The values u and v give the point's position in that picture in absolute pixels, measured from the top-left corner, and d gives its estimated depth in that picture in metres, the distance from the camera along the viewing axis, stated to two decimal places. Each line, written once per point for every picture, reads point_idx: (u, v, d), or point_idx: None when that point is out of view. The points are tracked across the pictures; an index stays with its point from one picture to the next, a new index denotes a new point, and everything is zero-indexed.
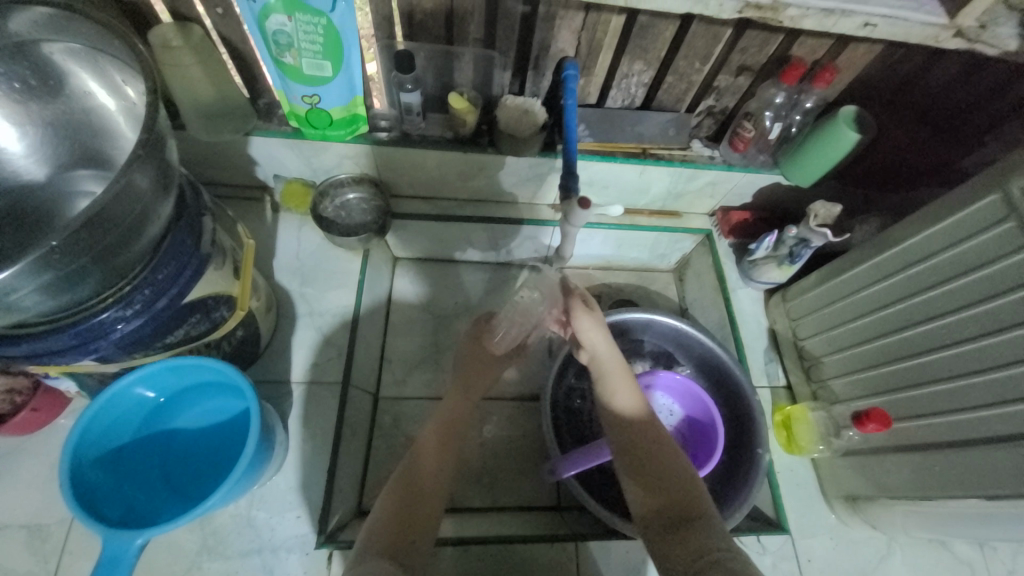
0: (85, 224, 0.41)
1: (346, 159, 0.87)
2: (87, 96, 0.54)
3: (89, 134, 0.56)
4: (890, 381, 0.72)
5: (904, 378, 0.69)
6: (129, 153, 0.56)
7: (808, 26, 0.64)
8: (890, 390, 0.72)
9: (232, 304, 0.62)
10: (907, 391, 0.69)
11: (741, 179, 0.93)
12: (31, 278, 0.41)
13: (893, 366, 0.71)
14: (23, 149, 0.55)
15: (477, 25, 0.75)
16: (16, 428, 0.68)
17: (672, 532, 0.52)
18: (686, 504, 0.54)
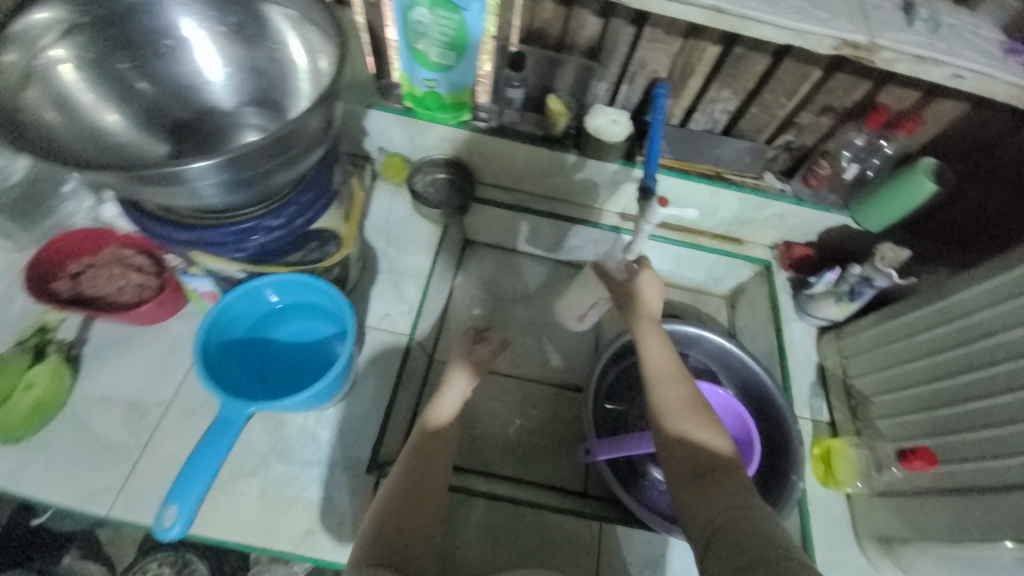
0: (275, 146, 0.52)
1: (443, 142, 0.98)
2: (289, 55, 0.62)
3: (276, 84, 0.63)
4: (940, 425, 0.72)
5: (955, 422, 0.69)
6: (299, 113, 0.63)
7: (900, 71, 0.64)
8: (938, 433, 0.71)
9: (339, 242, 0.71)
10: (956, 435, 0.69)
11: (810, 215, 0.96)
12: (217, 175, 0.50)
13: (947, 411, 0.71)
14: (224, 80, 0.63)
15: (588, 37, 0.85)
16: (139, 317, 0.78)
17: (697, 486, 0.55)
18: (717, 463, 0.57)
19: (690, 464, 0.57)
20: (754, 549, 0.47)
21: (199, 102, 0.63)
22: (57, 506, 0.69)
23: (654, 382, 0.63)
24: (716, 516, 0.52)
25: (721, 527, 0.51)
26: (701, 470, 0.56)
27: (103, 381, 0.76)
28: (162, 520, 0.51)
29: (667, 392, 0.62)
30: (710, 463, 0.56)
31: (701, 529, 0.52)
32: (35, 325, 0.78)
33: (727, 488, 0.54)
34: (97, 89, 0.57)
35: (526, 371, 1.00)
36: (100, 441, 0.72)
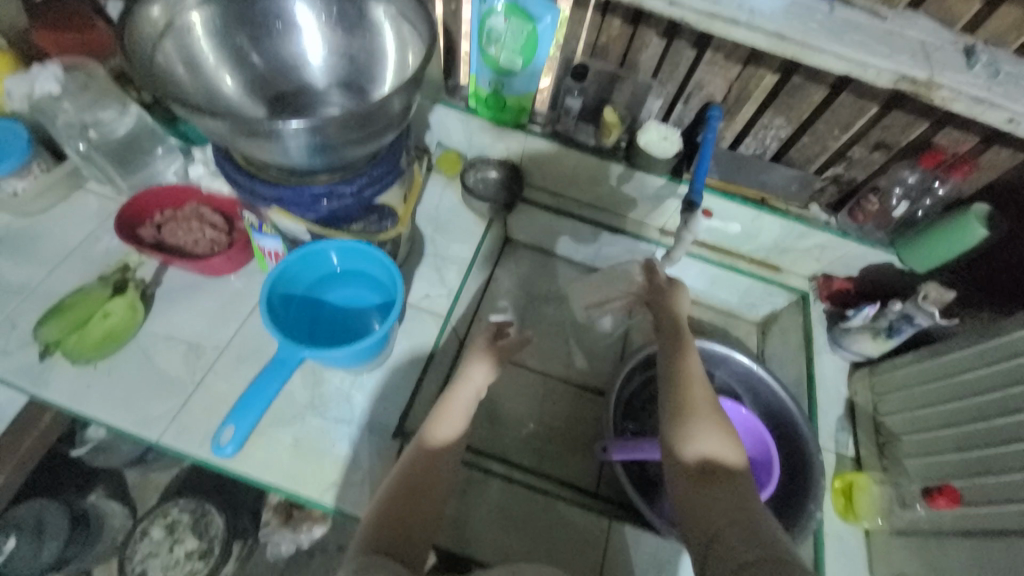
0: (368, 122, 0.58)
1: (498, 142, 1.03)
2: (382, 45, 0.68)
3: (366, 68, 0.70)
4: (973, 467, 0.71)
5: (988, 464, 0.69)
6: (382, 95, 0.69)
7: (955, 110, 0.65)
8: (969, 475, 0.71)
9: (395, 220, 0.77)
10: (988, 477, 0.68)
11: (853, 250, 0.96)
12: (306, 138, 0.56)
13: (981, 453, 0.70)
14: (321, 60, 0.70)
15: (650, 55, 0.89)
16: (208, 268, 0.85)
17: (701, 487, 0.54)
18: (720, 467, 0.56)
19: (694, 466, 0.56)
20: (745, 553, 0.46)
21: (299, 74, 0.70)
22: (113, 428, 0.75)
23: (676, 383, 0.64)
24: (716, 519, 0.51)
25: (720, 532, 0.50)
26: (704, 471, 0.56)
27: (169, 321, 0.84)
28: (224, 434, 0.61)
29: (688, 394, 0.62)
30: (717, 468, 0.56)
31: (699, 530, 0.51)
32: (118, 264, 0.86)
33: (727, 492, 0.53)
34: (218, 53, 0.65)
35: (551, 369, 1.03)
36: (159, 374, 0.79)
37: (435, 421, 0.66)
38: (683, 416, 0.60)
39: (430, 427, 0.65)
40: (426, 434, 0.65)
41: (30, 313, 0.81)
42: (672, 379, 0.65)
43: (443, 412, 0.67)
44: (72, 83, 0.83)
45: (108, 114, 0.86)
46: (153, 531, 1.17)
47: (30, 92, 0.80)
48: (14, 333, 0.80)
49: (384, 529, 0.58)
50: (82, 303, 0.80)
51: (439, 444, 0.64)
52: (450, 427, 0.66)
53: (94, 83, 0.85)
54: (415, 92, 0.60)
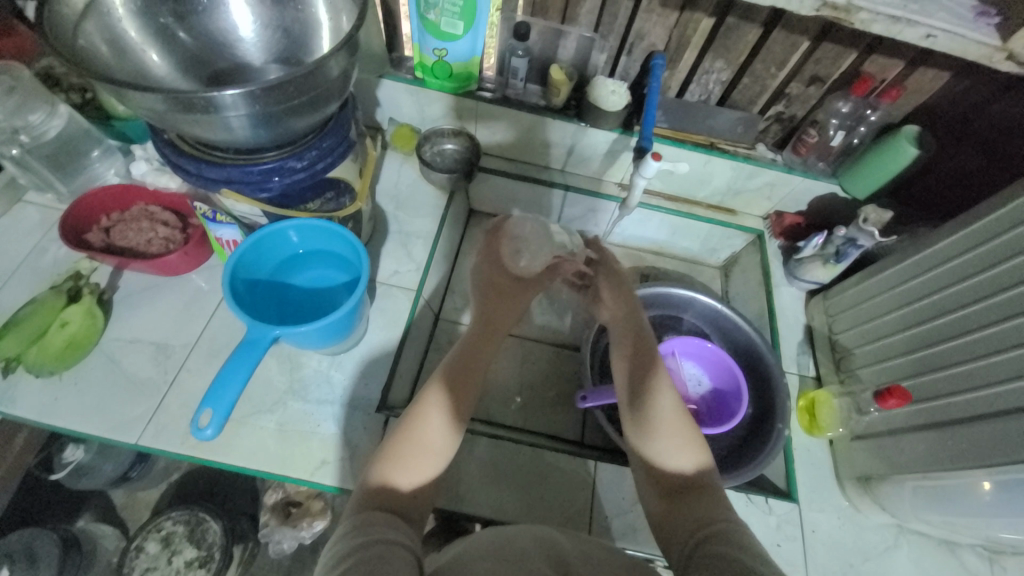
0: (307, 87, 0.57)
1: (450, 112, 1.03)
2: (314, 14, 0.67)
3: (299, 36, 0.68)
4: (917, 366, 0.78)
5: (932, 361, 0.75)
6: (320, 54, 0.67)
7: (876, 31, 0.69)
8: (913, 374, 0.78)
9: (353, 195, 0.77)
10: (931, 374, 0.75)
11: (800, 183, 1.00)
12: (246, 108, 0.55)
13: (925, 353, 0.77)
14: (253, 31, 0.67)
15: (589, 8, 0.90)
16: (163, 267, 0.83)
17: (676, 502, 0.57)
18: (692, 478, 0.59)
19: (667, 481, 0.60)
20: (725, 559, 0.47)
21: (232, 50, 0.67)
22: (88, 436, 0.73)
23: (636, 395, 0.67)
24: (691, 531, 0.53)
25: (698, 543, 0.51)
26: (677, 484, 0.59)
27: (133, 324, 0.82)
28: (199, 419, 0.59)
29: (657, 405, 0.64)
30: (686, 482, 0.59)
31: (676, 545, 0.53)
32: (70, 271, 0.83)
33: (698, 498, 0.56)
34: (145, 32, 0.63)
35: (528, 332, 1.05)
36: (131, 377, 0.77)
37: (392, 464, 0.58)
38: (653, 432, 0.62)
39: (390, 464, 0.58)
40: (387, 474, 0.57)
41: None
42: (639, 392, 0.66)
43: (395, 456, 0.58)
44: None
45: (37, 116, 0.81)
46: (148, 545, 1.15)
47: None
48: None
49: (380, 488, 0.56)
50: (36, 313, 0.78)
51: (400, 482, 0.57)
52: (418, 468, 0.59)
53: (20, 85, 0.79)
54: (350, 55, 0.60)
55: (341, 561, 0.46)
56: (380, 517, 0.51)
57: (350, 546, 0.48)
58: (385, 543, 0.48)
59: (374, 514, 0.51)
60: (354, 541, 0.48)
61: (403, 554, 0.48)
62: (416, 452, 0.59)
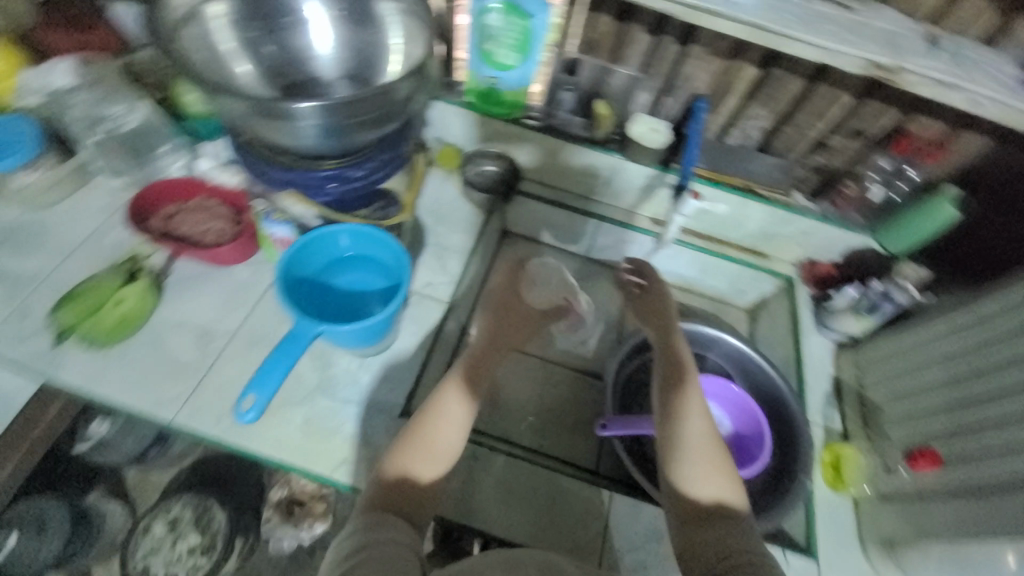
0: (376, 102, 0.61)
1: (495, 136, 1.06)
2: (388, 46, 0.73)
3: (370, 62, 0.73)
4: (949, 428, 0.79)
5: (964, 425, 0.77)
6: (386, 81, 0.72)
7: (921, 94, 0.71)
8: (945, 436, 0.79)
9: (400, 207, 0.82)
10: (963, 437, 0.76)
11: (835, 234, 1.00)
12: (317, 118, 0.59)
13: (959, 415, 0.78)
14: (329, 54, 0.73)
15: (639, 51, 0.95)
16: (215, 257, 0.88)
17: (702, 527, 0.56)
18: (721, 504, 0.58)
19: (695, 504, 0.59)
20: None
21: (308, 65, 0.73)
22: (127, 410, 0.77)
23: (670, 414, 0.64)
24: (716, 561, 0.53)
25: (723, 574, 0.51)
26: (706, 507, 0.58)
27: (179, 309, 0.86)
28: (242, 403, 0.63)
29: (691, 428, 0.62)
30: (714, 508, 0.58)
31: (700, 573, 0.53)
32: (129, 254, 0.89)
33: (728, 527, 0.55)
34: (237, 44, 0.69)
35: (550, 355, 1.06)
36: (171, 357, 0.81)
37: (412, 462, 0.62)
38: (683, 454, 0.61)
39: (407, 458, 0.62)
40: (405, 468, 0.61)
41: (39, 299, 0.84)
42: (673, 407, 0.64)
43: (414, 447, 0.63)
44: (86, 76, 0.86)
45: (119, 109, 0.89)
46: (155, 527, 1.16)
47: (45, 84, 0.86)
48: (26, 321, 0.82)
49: (392, 483, 0.60)
50: (94, 290, 0.83)
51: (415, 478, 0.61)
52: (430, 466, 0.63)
53: (107, 78, 0.90)
54: (419, 80, 0.65)
55: (349, 558, 0.50)
56: (383, 518, 0.54)
57: (356, 545, 0.51)
58: (386, 544, 0.51)
59: (382, 516, 0.54)
60: (361, 540, 0.51)
61: (405, 554, 0.51)
62: (423, 453, 0.63)
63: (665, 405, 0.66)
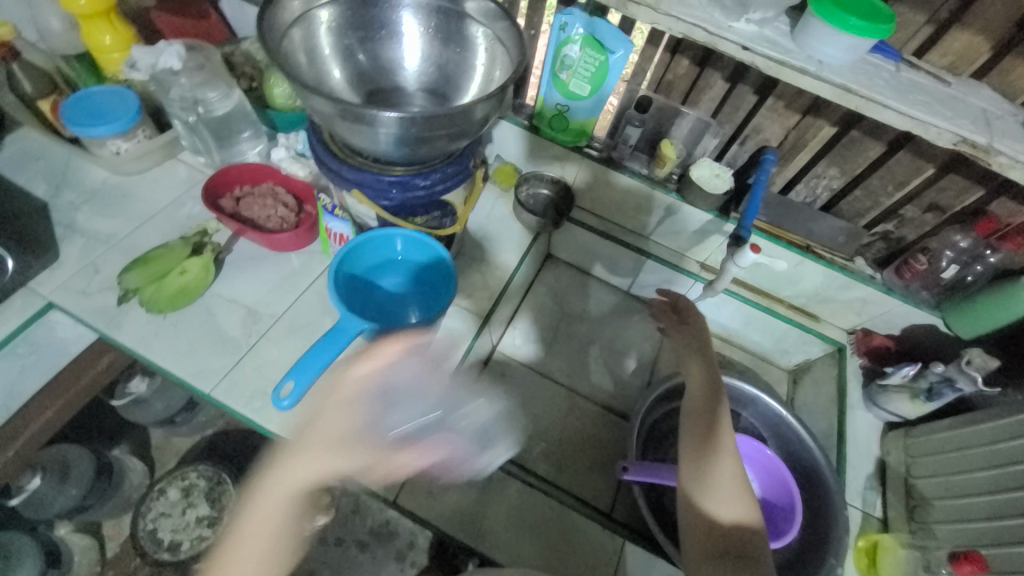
0: (454, 119, 0.63)
1: (556, 161, 1.07)
2: (471, 67, 0.75)
3: (452, 80, 0.76)
4: (998, 535, 0.75)
5: (1013, 534, 0.73)
6: (463, 102, 0.75)
7: (1014, 178, 0.67)
8: (993, 542, 0.76)
9: (455, 219, 0.83)
10: (1012, 547, 0.73)
11: (897, 307, 0.96)
12: (397, 128, 0.62)
13: (1007, 522, 0.75)
14: (415, 67, 0.76)
15: (713, 96, 0.94)
16: (274, 242, 0.92)
17: (721, 559, 0.58)
18: (742, 540, 0.60)
19: (716, 536, 0.61)
20: None
21: (394, 75, 0.77)
22: (171, 375, 0.80)
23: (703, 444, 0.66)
24: None
25: None
26: (729, 540, 0.60)
27: (233, 286, 0.90)
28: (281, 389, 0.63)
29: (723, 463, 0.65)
30: (735, 542, 0.60)
31: None
32: (197, 228, 0.94)
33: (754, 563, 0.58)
34: (330, 50, 0.73)
35: (578, 386, 1.05)
36: (219, 331, 0.85)
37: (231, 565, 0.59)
38: (711, 484, 0.63)
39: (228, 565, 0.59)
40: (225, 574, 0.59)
41: (111, 259, 0.90)
42: (707, 440, 0.66)
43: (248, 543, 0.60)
44: (190, 61, 0.91)
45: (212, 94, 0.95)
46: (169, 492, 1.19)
47: (154, 63, 0.87)
48: (96, 278, 0.88)
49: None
50: (161, 258, 0.88)
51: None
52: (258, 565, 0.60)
53: (209, 64, 0.92)
54: (497, 104, 0.67)
55: None
56: None
57: None
58: None
59: None
60: None
61: None
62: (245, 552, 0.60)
63: (697, 435, 0.68)
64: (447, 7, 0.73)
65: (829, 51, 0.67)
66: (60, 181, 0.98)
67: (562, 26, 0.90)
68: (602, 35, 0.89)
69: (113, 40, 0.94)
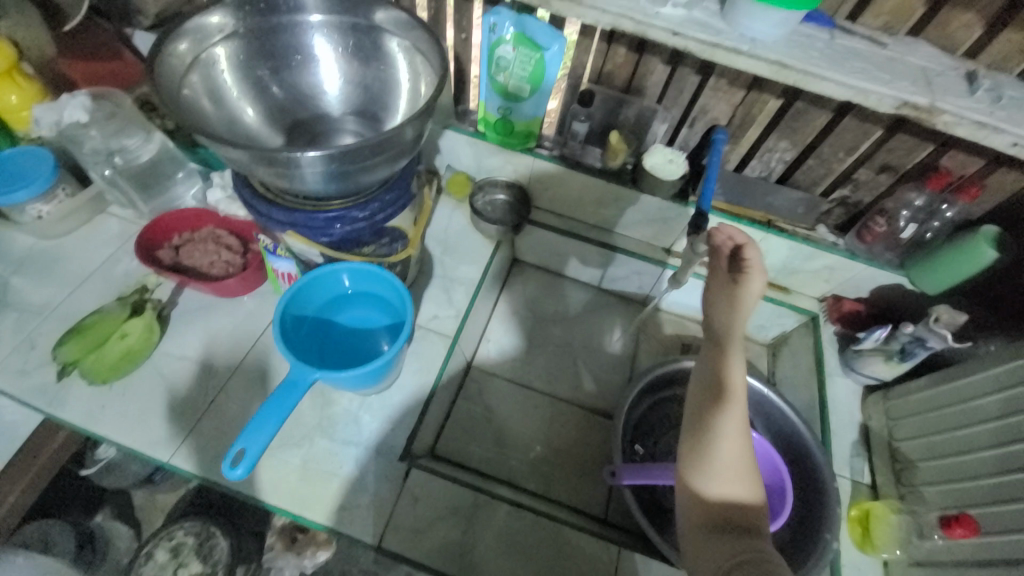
0: (381, 146, 0.59)
1: (508, 165, 1.04)
2: (397, 86, 0.72)
3: (379, 102, 0.72)
4: (989, 494, 0.75)
5: (1001, 491, 0.73)
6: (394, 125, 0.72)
7: (958, 135, 0.66)
8: (984, 502, 0.75)
9: (406, 242, 0.79)
10: (1000, 505, 0.72)
11: (862, 271, 0.95)
12: (321, 165, 0.58)
13: (994, 479, 0.74)
14: (338, 93, 0.72)
15: (655, 81, 0.91)
16: (220, 289, 0.87)
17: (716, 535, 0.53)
18: (740, 515, 0.54)
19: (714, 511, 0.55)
20: None
21: (317, 104, 0.72)
22: (126, 447, 0.76)
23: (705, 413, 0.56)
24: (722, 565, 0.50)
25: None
26: (727, 518, 0.54)
27: (183, 341, 0.85)
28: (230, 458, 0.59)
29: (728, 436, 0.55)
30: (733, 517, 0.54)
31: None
32: (138, 285, 0.89)
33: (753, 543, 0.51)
34: (242, 86, 0.68)
35: (560, 392, 1.02)
36: (173, 392, 0.80)
37: None
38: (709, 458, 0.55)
39: None
40: None
41: (45, 331, 0.84)
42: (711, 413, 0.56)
43: None
44: (99, 111, 0.85)
45: (132, 141, 0.89)
46: None
47: (59, 120, 0.82)
48: (33, 353, 0.82)
49: None
50: (101, 323, 0.82)
51: None
52: None
53: (120, 111, 0.88)
54: (427, 122, 0.64)
55: None
56: None
57: None
58: None
59: None
60: None
61: None
62: None
63: (702, 402, 0.57)
64: (362, 24, 0.69)
65: (760, 29, 0.65)
66: None
67: (490, 27, 0.86)
68: (533, 32, 0.85)
69: (19, 99, 0.88)
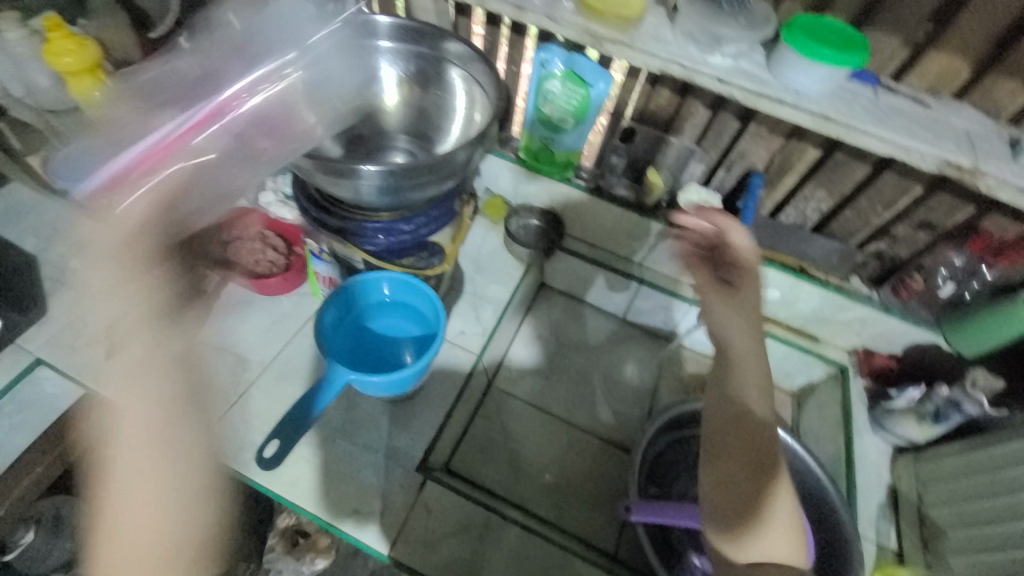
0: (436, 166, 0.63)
1: (544, 192, 1.08)
2: (451, 114, 0.77)
3: (430, 127, 0.80)
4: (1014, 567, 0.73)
5: None
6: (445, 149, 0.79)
7: (1002, 198, 0.67)
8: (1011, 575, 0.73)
9: (443, 257, 0.82)
10: None
11: (896, 326, 0.94)
12: (377, 179, 0.62)
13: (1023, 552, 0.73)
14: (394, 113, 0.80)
15: (695, 124, 0.94)
16: (261, 286, 0.92)
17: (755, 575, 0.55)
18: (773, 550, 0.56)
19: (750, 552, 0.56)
20: None
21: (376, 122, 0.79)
22: None
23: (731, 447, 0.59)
24: None
25: None
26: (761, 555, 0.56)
27: (222, 333, 0.89)
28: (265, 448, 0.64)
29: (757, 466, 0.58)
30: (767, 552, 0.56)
31: None
32: None
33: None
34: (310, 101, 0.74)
35: (578, 421, 1.02)
36: (207, 381, 0.84)
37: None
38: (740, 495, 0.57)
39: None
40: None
41: (97, 311, 0.89)
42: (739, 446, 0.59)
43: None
44: (176, 113, 0.91)
45: None
46: None
47: (139, 118, 0.88)
48: (85, 331, 0.87)
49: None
50: None
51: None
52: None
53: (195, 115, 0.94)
54: (478, 147, 0.68)
55: None
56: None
57: None
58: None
59: None
60: None
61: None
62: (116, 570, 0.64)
63: (726, 438, 0.60)
64: (426, 53, 0.75)
65: (805, 82, 0.68)
66: (52, 236, 0.98)
67: (541, 63, 0.91)
68: (581, 70, 0.90)
69: (101, 92, 0.97)
